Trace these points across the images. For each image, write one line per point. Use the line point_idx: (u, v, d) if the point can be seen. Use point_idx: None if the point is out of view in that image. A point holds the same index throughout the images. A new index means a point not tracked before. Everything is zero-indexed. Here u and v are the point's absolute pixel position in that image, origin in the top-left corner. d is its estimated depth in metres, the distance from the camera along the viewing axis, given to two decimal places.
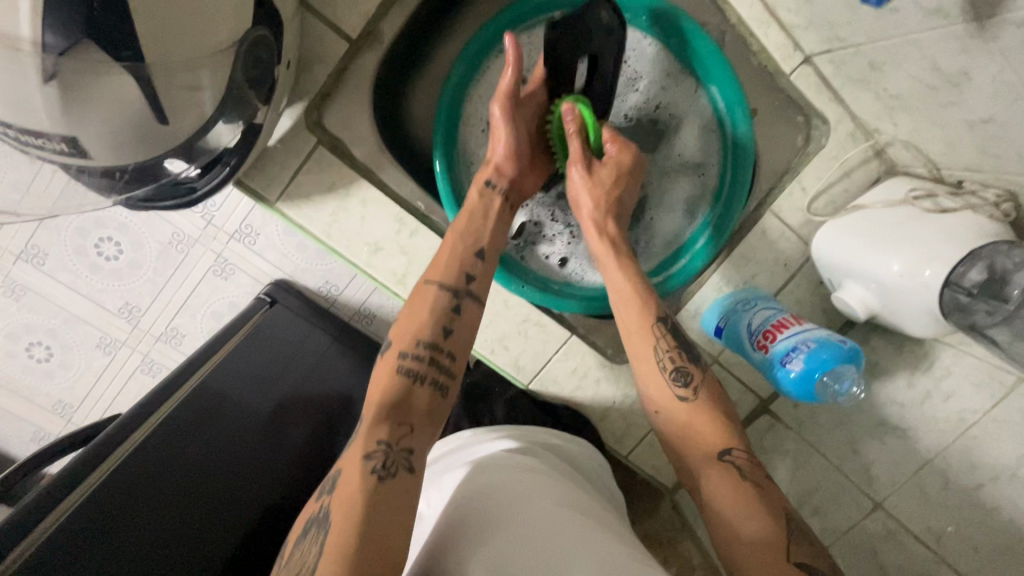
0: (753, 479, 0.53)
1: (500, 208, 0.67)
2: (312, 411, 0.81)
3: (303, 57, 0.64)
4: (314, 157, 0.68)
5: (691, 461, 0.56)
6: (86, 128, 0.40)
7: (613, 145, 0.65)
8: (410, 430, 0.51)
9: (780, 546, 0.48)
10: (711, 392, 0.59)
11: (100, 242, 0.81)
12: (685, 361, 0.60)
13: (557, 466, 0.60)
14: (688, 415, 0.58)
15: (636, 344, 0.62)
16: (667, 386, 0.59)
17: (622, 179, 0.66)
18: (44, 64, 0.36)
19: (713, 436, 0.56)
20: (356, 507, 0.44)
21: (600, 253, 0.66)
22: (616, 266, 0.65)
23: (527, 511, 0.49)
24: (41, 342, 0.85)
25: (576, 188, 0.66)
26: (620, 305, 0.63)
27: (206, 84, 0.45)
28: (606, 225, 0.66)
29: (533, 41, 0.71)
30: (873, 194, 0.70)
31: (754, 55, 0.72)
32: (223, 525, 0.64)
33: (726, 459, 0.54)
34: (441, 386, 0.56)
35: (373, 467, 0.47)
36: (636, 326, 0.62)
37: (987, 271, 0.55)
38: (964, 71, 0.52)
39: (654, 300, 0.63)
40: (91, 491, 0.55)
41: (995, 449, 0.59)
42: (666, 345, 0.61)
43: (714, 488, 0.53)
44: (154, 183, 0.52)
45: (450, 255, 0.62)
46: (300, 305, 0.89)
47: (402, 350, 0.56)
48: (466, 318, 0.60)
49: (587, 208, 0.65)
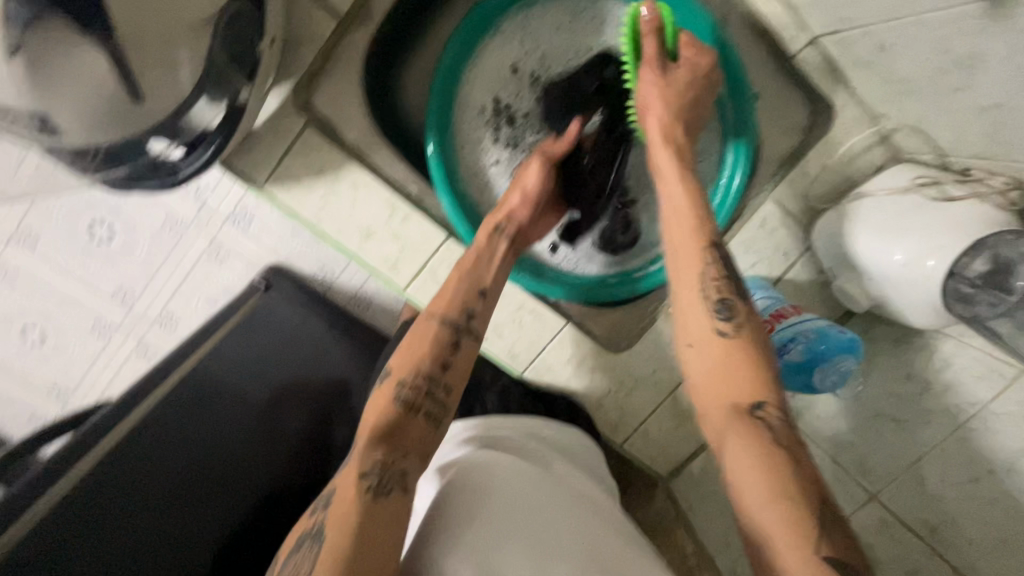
0: (786, 448, 0.45)
1: (504, 251, 0.66)
2: (305, 399, 0.80)
3: (290, 34, 0.62)
4: (303, 139, 0.66)
5: (712, 404, 0.50)
6: (57, 106, 0.38)
7: (691, 54, 0.62)
8: (402, 455, 0.49)
9: (800, 531, 0.41)
10: (756, 340, 0.50)
11: (91, 224, 0.79)
12: (733, 294, 0.53)
13: (545, 460, 0.59)
14: (727, 357, 0.50)
15: (684, 249, 0.56)
16: (709, 318, 0.52)
17: (695, 88, 0.62)
18: (7, 38, 0.33)
19: (748, 388, 0.48)
20: (346, 525, 0.44)
21: (658, 165, 0.61)
22: (676, 178, 0.59)
23: (520, 512, 0.48)
24: (36, 326, 0.85)
25: (647, 90, 0.62)
26: (675, 217, 0.58)
27: (183, 61, 0.43)
28: (674, 133, 0.61)
29: (530, 27, 0.70)
30: (878, 181, 0.67)
31: (758, 34, 0.70)
32: (201, 518, 0.62)
33: (756, 416, 0.47)
34: (436, 418, 0.54)
35: (368, 486, 0.46)
36: (686, 236, 0.56)
37: (992, 262, 0.54)
38: (974, 54, 0.51)
39: (711, 224, 0.56)
40: (71, 487, 0.55)
41: (993, 442, 0.58)
42: (716, 270, 0.54)
43: (737, 444, 0.46)
44: (133, 162, 0.49)
45: (452, 290, 0.61)
46: (294, 291, 0.85)
47: (401, 380, 0.54)
48: (465, 355, 0.58)
49: (656, 110, 0.61)
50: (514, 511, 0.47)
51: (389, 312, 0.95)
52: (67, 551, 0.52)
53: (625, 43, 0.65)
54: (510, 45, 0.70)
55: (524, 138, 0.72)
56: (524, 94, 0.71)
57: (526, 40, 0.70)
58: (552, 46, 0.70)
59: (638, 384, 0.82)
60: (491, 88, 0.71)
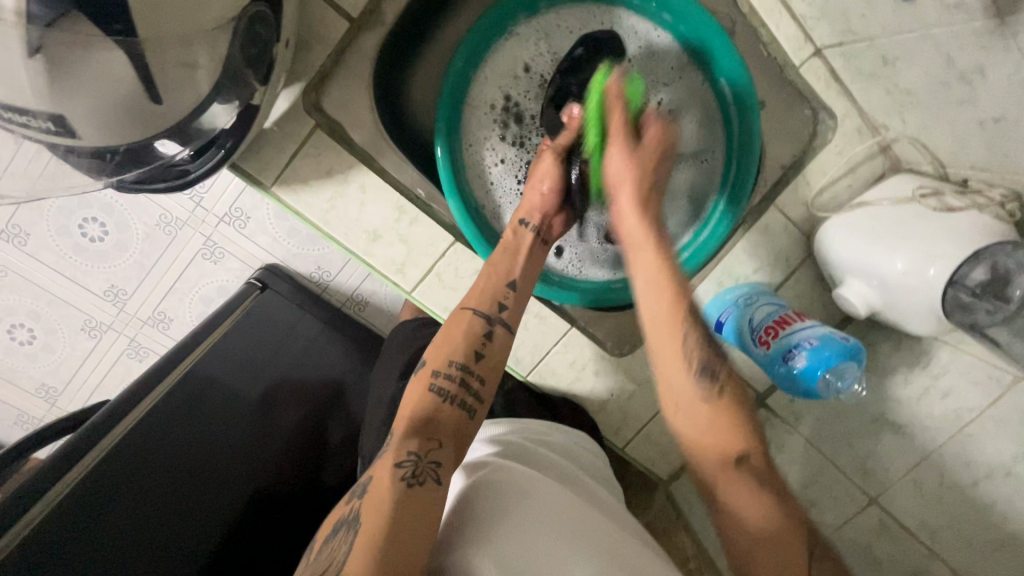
0: (773, 489, 0.50)
1: (532, 243, 0.66)
2: (301, 396, 0.82)
3: (300, 36, 0.61)
4: (312, 140, 0.65)
5: (708, 465, 0.51)
6: (74, 107, 0.38)
7: (654, 123, 0.62)
8: (438, 445, 0.49)
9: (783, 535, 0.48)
10: (739, 395, 0.52)
11: (84, 222, 0.77)
12: (713, 357, 0.52)
13: (556, 464, 0.59)
14: (710, 420, 0.51)
15: (664, 328, 0.54)
16: (692, 382, 0.52)
17: (664, 159, 0.61)
18: (29, 37, 0.34)
19: (739, 436, 0.50)
20: (385, 512, 0.42)
21: (634, 232, 0.59)
22: (651, 245, 0.57)
23: (567, 493, 0.52)
24: (24, 324, 0.83)
25: (614, 160, 0.60)
26: (653, 287, 0.55)
27: (202, 62, 0.42)
28: (647, 203, 0.59)
29: (545, 27, 0.70)
30: (878, 191, 0.69)
31: (764, 45, 0.70)
32: (195, 531, 0.60)
33: (744, 466, 0.49)
34: (469, 408, 0.54)
35: (404, 475, 0.45)
36: (667, 307, 0.54)
37: (990, 271, 0.56)
38: (980, 68, 0.52)
39: (687, 290, 0.55)
40: (77, 483, 0.54)
41: (991, 446, 0.60)
42: (694, 340, 0.53)
43: (731, 497, 0.50)
44: (148, 166, 0.49)
45: (482, 284, 0.62)
46: (290, 290, 0.88)
47: (436, 369, 0.56)
48: (498, 347, 0.59)
49: (628, 184, 0.59)
50: (540, 511, 0.47)
51: (385, 313, 0.97)
52: (72, 552, 0.50)
53: (589, 119, 0.63)
54: (525, 44, 0.70)
55: (529, 138, 0.72)
56: (534, 93, 0.71)
57: (538, 44, 0.70)
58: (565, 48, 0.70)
59: (641, 388, 0.82)
60: (501, 85, 0.71)
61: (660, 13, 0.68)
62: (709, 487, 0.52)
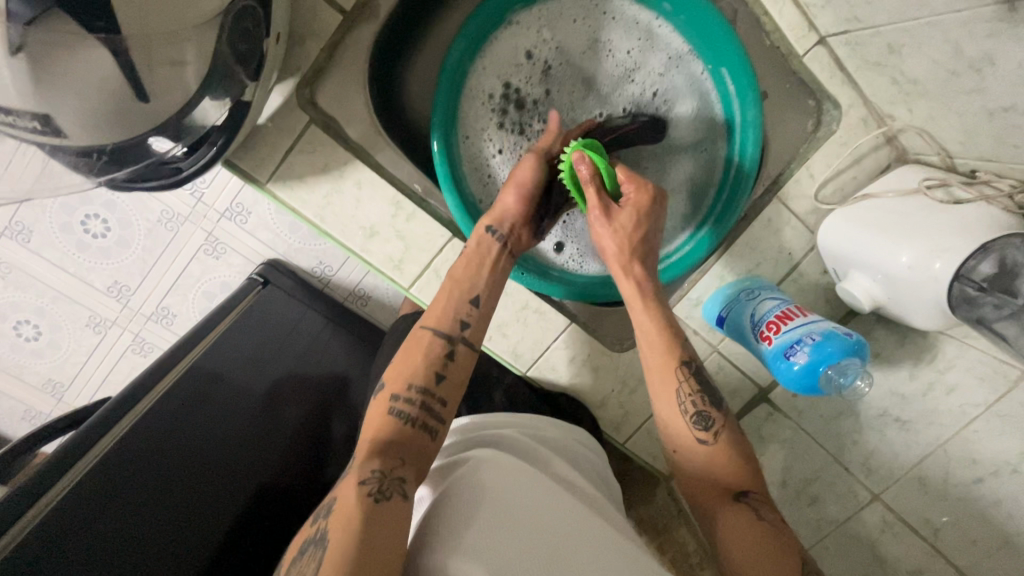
0: (771, 522, 0.53)
1: (498, 255, 0.63)
2: (302, 391, 0.82)
3: (293, 29, 0.60)
4: (307, 137, 0.64)
5: (709, 499, 0.57)
6: (60, 108, 0.38)
7: (631, 187, 0.61)
8: (401, 463, 0.50)
9: (774, 550, 0.50)
10: (733, 435, 0.58)
11: (85, 219, 0.77)
12: (707, 405, 0.59)
13: (535, 455, 0.59)
14: (707, 462, 0.58)
15: (657, 389, 0.60)
16: (689, 430, 0.58)
17: (645, 220, 0.61)
18: (10, 35, 0.34)
19: (735, 474, 0.57)
20: (353, 529, 0.43)
21: (626, 296, 0.62)
22: (643, 309, 0.61)
23: (561, 491, 0.52)
24: (28, 321, 0.83)
25: (596, 233, 0.61)
26: (646, 346, 0.61)
27: (189, 59, 0.42)
28: (633, 268, 0.62)
29: (548, 14, 0.69)
30: (884, 183, 0.68)
31: (766, 35, 0.69)
32: (198, 527, 0.60)
33: (743, 501, 0.55)
34: (430, 429, 0.54)
35: (370, 491, 0.46)
36: (660, 369, 0.60)
37: (998, 265, 0.54)
38: (989, 56, 0.50)
39: (679, 343, 0.61)
40: (82, 477, 0.54)
41: (998, 443, 0.59)
42: (688, 388, 0.59)
43: (728, 529, 0.53)
44: (138, 164, 0.48)
45: (443, 301, 0.60)
46: (292, 285, 0.88)
47: (395, 393, 0.54)
48: (458, 369, 0.58)
49: (614, 254, 0.61)
50: (518, 517, 0.46)
51: (387, 307, 0.97)
52: (91, 533, 0.51)
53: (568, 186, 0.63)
54: (526, 32, 0.69)
55: (529, 124, 0.72)
56: (535, 81, 0.71)
57: (537, 33, 0.69)
58: (566, 35, 0.70)
59: (641, 384, 0.82)
60: (501, 74, 0.70)
61: (661, 3, 0.67)
62: (712, 520, 0.56)
